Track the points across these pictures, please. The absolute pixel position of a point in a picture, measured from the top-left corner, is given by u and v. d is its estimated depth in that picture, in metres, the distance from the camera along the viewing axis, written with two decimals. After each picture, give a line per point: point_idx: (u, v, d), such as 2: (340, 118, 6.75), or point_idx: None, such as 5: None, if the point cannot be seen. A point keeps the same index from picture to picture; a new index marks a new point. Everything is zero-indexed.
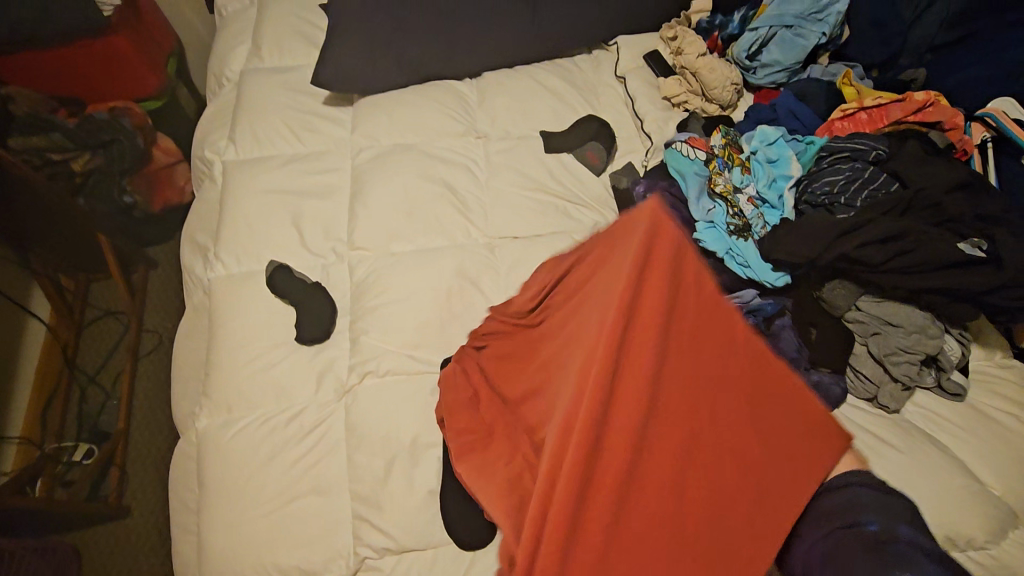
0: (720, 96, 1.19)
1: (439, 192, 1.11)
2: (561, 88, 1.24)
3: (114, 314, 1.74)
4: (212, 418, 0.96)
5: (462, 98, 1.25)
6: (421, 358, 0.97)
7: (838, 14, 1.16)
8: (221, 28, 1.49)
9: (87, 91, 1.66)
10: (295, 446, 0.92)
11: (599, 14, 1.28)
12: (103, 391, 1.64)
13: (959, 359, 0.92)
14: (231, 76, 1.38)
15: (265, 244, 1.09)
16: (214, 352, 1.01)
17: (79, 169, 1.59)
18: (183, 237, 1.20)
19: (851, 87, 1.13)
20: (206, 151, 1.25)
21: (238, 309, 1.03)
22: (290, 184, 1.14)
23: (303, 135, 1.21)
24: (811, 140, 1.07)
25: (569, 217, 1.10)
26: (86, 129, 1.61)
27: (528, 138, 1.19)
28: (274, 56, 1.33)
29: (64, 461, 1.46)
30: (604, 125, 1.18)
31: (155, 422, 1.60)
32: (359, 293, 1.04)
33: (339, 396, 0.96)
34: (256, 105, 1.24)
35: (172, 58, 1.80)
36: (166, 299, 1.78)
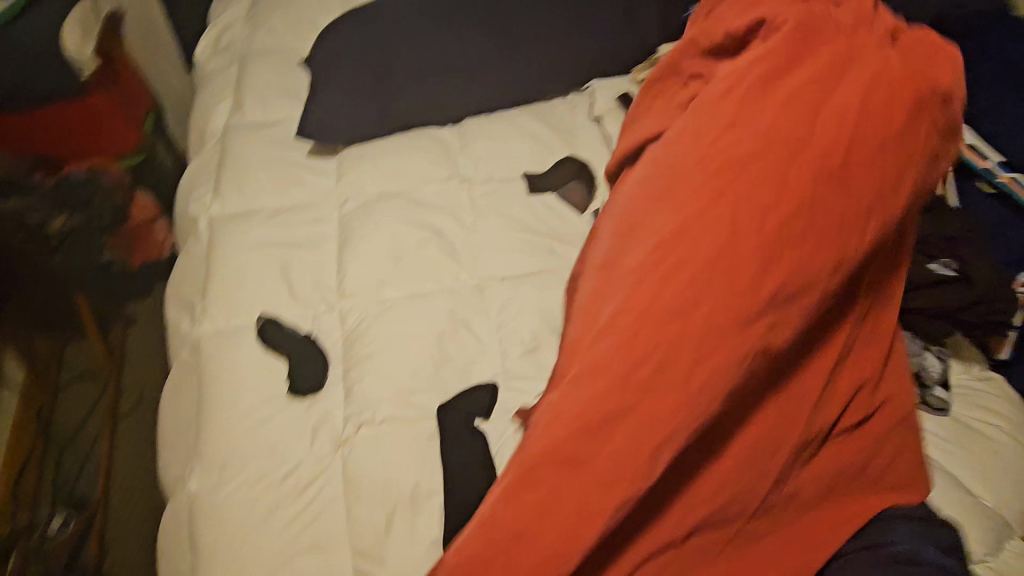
0: None
1: (427, 237, 1.13)
2: (540, 131, 1.28)
3: (92, 375, 1.70)
4: (204, 478, 0.94)
5: (444, 144, 1.28)
6: (416, 404, 0.96)
7: None
8: (202, 86, 1.52)
9: (64, 150, 1.67)
10: (291, 504, 0.89)
11: (572, 61, 1.34)
12: (81, 456, 1.58)
13: (941, 375, 0.95)
14: (214, 132, 1.39)
15: (256, 298, 1.09)
16: (205, 410, 0.99)
17: (56, 231, 1.56)
18: (169, 295, 1.19)
19: None
20: (192, 207, 1.26)
21: (228, 364, 1.02)
22: (278, 237, 1.15)
23: (289, 187, 1.22)
24: None
25: (556, 255, 1.12)
26: (64, 189, 1.59)
27: (511, 180, 1.22)
28: (258, 111, 1.36)
29: (36, 536, 1.33)
30: (583, 165, 1.22)
31: (137, 485, 1.54)
32: (351, 342, 1.03)
33: (336, 447, 0.94)
34: (242, 160, 1.26)
35: (151, 114, 1.81)
36: (147, 356, 1.74)
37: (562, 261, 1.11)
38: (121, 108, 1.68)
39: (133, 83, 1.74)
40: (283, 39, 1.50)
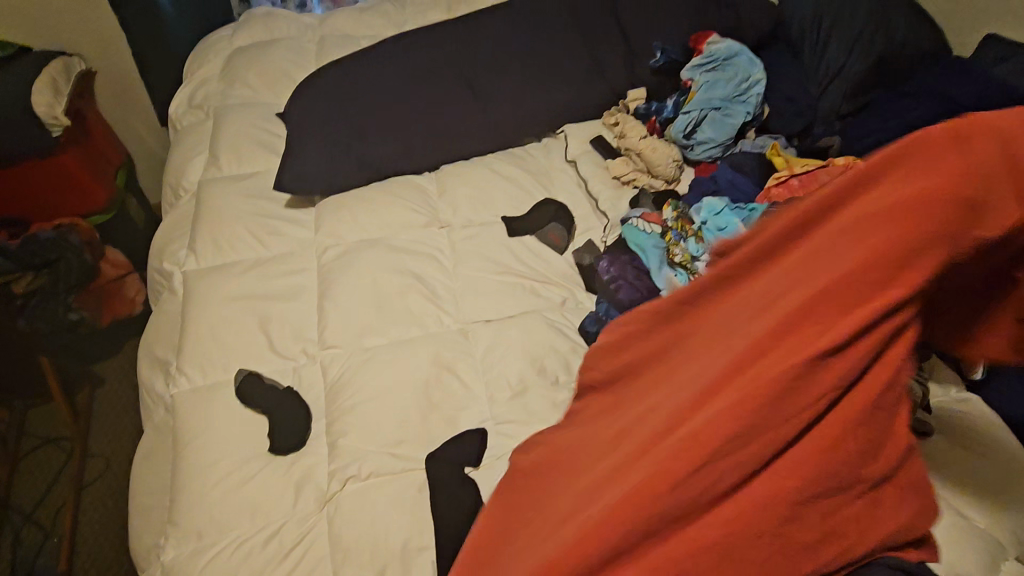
0: (665, 172, 1.26)
1: (408, 282, 1.12)
2: (517, 175, 1.30)
3: (55, 442, 1.61)
4: (180, 547, 0.89)
5: (421, 190, 1.28)
6: (404, 456, 0.93)
7: (757, 96, 1.31)
8: (177, 141, 1.52)
9: (30, 209, 1.63)
10: (275, 569, 0.85)
11: (544, 107, 1.38)
12: (42, 529, 1.48)
13: (921, 399, 0.94)
14: (188, 187, 1.38)
15: (234, 353, 1.06)
16: (179, 474, 0.95)
17: (20, 291, 1.55)
18: (141, 354, 1.15)
19: (780, 157, 1.21)
20: (166, 263, 1.24)
21: (206, 423, 0.98)
22: (256, 289, 1.13)
23: (267, 239, 1.21)
24: (754, 207, 1.11)
25: (538, 296, 1.12)
26: (30, 249, 1.56)
27: (490, 223, 1.23)
28: (234, 165, 1.36)
29: None
30: (561, 207, 1.24)
31: (104, 558, 1.44)
32: (333, 393, 1.01)
33: (321, 505, 0.90)
34: (216, 213, 1.24)
35: (122, 171, 1.80)
36: (114, 418, 1.66)
37: (544, 301, 1.12)
38: (91, 165, 1.66)
39: (103, 140, 1.73)
40: (258, 95, 1.52)
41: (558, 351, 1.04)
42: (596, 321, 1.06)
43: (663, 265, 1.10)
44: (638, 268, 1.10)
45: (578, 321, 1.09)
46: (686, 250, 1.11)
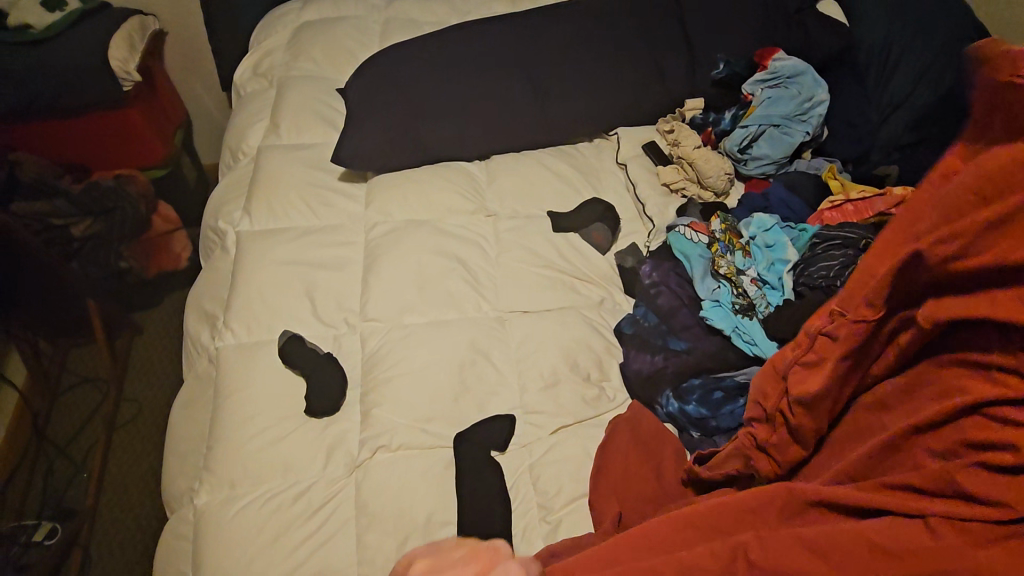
0: (715, 184, 1.27)
1: (451, 266, 1.14)
2: (566, 172, 1.31)
3: (92, 382, 1.67)
4: (213, 493, 0.92)
5: (471, 177, 1.31)
6: (434, 432, 0.96)
7: (819, 117, 1.31)
8: (239, 106, 1.57)
9: (90, 158, 1.68)
10: (301, 526, 0.88)
11: (600, 107, 1.39)
12: (73, 464, 1.54)
13: None
14: (247, 150, 1.43)
15: (279, 315, 1.09)
16: (219, 425, 0.98)
17: (78, 234, 1.60)
18: (189, 306, 1.20)
19: (835, 181, 1.22)
20: (220, 221, 1.28)
21: (247, 379, 1.02)
22: (304, 256, 1.17)
23: (319, 209, 1.25)
24: (804, 227, 1.11)
25: (578, 293, 1.14)
26: (91, 196, 1.62)
27: (536, 217, 1.24)
28: (292, 134, 1.40)
29: (20, 543, 1.31)
30: (608, 208, 1.25)
31: (130, 499, 1.51)
32: (370, 365, 1.03)
33: (350, 470, 0.93)
34: (272, 179, 1.28)
35: (181, 131, 1.86)
36: (150, 367, 1.72)
37: (583, 299, 1.13)
38: (153, 121, 1.72)
39: (168, 99, 1.79)
40: (320, 69, 1.56)
41: (592, 349, 1.05)
42: (633, 323, 1.07)
43: (706, 274, 1.09)
44: (680, 276, 1.11)
45: (614, 322, 1.10)
46: (731, 262, 1.09)
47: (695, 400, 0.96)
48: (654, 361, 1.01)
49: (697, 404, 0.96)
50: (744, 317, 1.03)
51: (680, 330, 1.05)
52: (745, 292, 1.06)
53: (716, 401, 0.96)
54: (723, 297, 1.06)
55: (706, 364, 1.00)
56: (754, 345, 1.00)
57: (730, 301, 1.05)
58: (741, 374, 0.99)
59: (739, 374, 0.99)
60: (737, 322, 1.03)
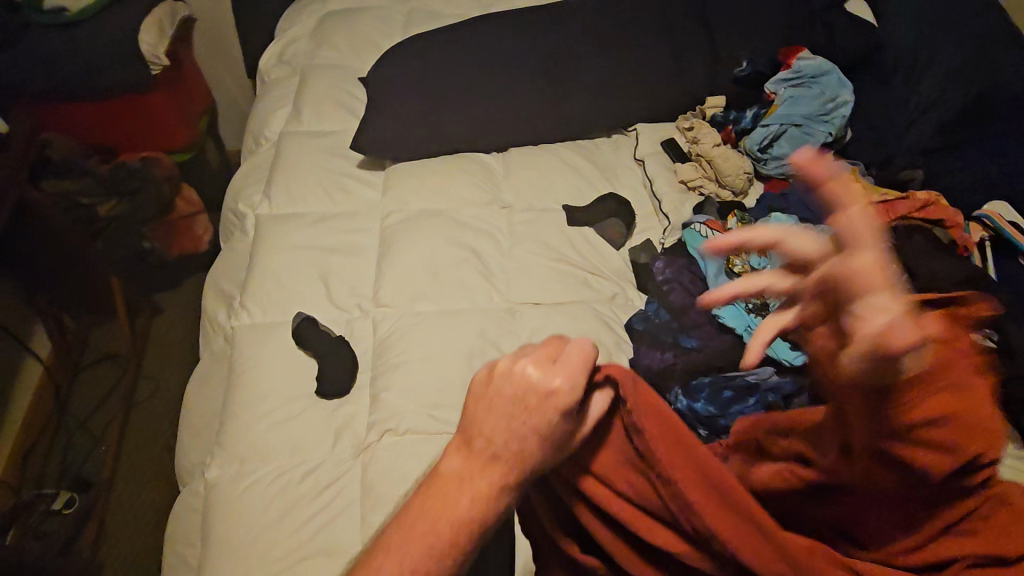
0: (733, 183, 1.26)
1: (465, 256, 1.15)
2: (583, 166, 1.31)
3: (112, 359, 1.71)
4: (223, 469, 0.94)
5: (488, 169, 1.31)
6: (441, 418, 0.96)
7: (842, 118, 1.29)
8: (263, 93, 1.59)
9: (117, 140, 1.72)
10: (308, 504, 0.89)
11: (620, 103, 1.38)
12: (91, 437, 1.58)
13: None
14: (269, 136, 1.45)
15: (293, 298, 1.11)
16: (232, 402, 1.00)
17: (103, 214, 1.65)
18: (207, 286, 1.22)
19: (857, 183, 1.19)
20: (241, 205, 1.30)
21: (260, 359, 1.04)
22: (321, 241, 1.18)
23: (337, 195, 1.26)
24: (821, 230, 1.10)
25: (590, 287, 1.13)
26: (117, 175, 1.66)
27: (551, 210, 1.24)
28: (313, 121, 1.41)
29: (39, 511, 1.35)
30: (624, 204, 1.24)
31: (144, 474, 1.55)
32: (381, 350, 1.05)
33: (357, 452, 0.94)
34: (292, 164, 1.30)
35: (206, 116, 1.90)
36: (168, 346, 1.76)
37: (595, 293, 1.12)
38: (179, 105, 1.75)
39: (195, 84, 1.82)
40: (343, 58, 1.57)
41: (603, 343, 1.04)
42: (644, 320, 1.06)
43: (720, 272, 1.08)
44: (694, 273, 1.10)
45: (625, 318, 1.10)
46: (746, 262, 1.09)
47: (704, 398, 0.95)
48: (664, 358, 1.00)
49: (706, 402, 0.95)
50: (757, 317, 1.03)
51: (690, 328, 1.04)
52: None
53: (725, 400, 0.95)
54: None
55: (716, 363, 1.00)
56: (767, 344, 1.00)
57: (743, 301, 1.05)
58: (751, 375, 0.98)
59: (748, 374, 0.97)
60: (749, 321, 1.02)
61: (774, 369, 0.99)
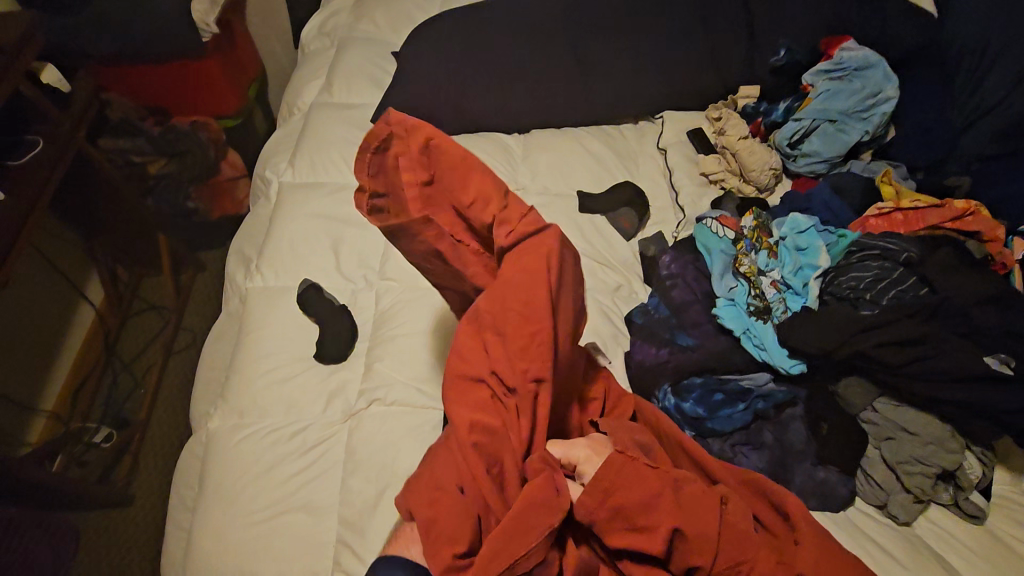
0: (758, 179, 1.21)
1: None
2: (602, 152, 1.28)
3: (157, 309, 1.82)
4: (224, 420, 1.00)
5: (507, 150, 1.30)
6: (428, 393, 0.98)
7: (882, 115, 1.20)
8: (301, 63, 1.62)
9: (172, 103, 1.80)
10: (293, 460, 0.94)
11: (651, 89, 1.33)
12: (133, 380, 1.70)
13: (980, 480, 0.83)
14: (302, 107, 1.50)
15: (304, 265, 1.15)
16: (238, 359, 1.06)
17: (153, 173, 1.72)
18: (231, 247, 1.29)
19: (890, 187, 1.12)
20: (267, 171, 1.35)
21: (269, 321, 1.09)
22: (334, 211, 1.21)
23: (356, 167, 1.29)
24: (843, 233, 1.04)
25: (595, 276, 1.10)
26: (168, 138, 1.73)
27: (565, 195, 1.22)
28: (343, 93, 1.44)
29: (84, 442, 1.49)
30: (638, 193, 1.21)
31: (175, 418, 1.65)
32: (380, 322, 1.07)
33: (344, 417, 0.98)
34: (318, 134, 1.34)
35: (255, 84, 1.96)
36: (208, 301, 1.87)
37: (598, 283, 1.09)
38: (229, 73, 1.81)
39: (245, 52, 1.88)
40: (379, 32, 1.59)
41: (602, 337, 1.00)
42: (644, 313, 1.03)
43: (726, 271, 1.04)
44: (699, 270, 1.06)
45: (626, 310, 1.07)
46: (753, 262, 1.05)
47: (693, 398, 0.92)
48: (658, 354, 0.97)
49: (694, 402, 0.92)
50: (757, 320, 0.98)
51: (690, 326, 1.00)
52: (762, 294, 1.01)
53: (715, 402, 0.91)
54: (739, 297, 1.01)
55: (711, 365, 0.96)
56: (763, 349, 0.95)
57: (745, 302, 1.00)
58: (745, 380, 0.94)
59: (742, 378, 0.94)
60: (749, 325, 0.98)
61: (770, 377, 0.94)
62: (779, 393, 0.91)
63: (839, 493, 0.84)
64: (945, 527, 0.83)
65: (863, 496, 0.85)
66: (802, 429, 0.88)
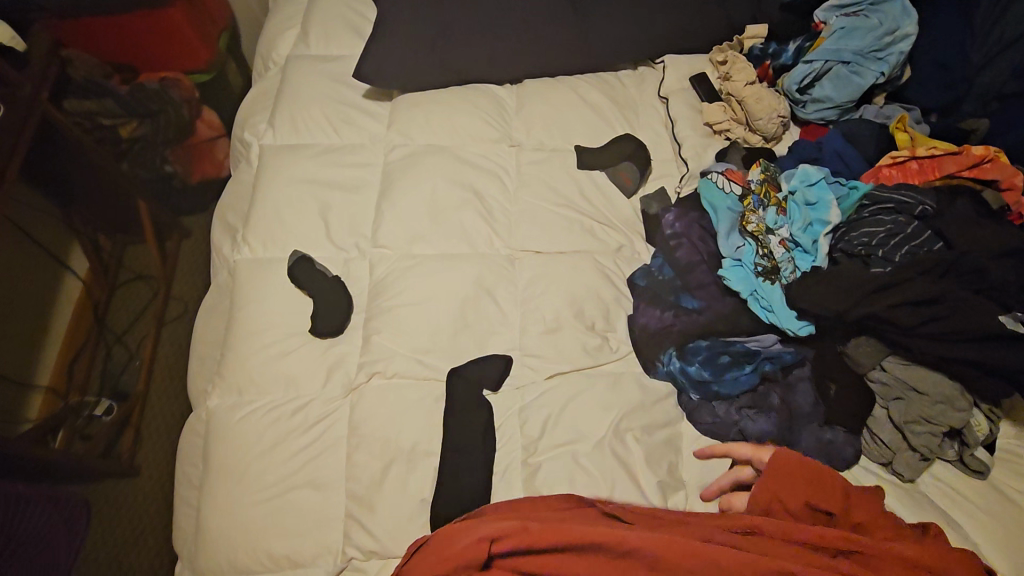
0: (765, 127, 1.15)
1: (466, 199, 1.09)
2: (601, 102, 1.21)
3: (146, 278, 1.77)
4: (224, 397, 0.99)
5: (500, 103, 1.22)
6: (429, 363, 0.96)
7: (900, 54, 1.12)
8: (274, 10, 1.50)
9: (138, 58, 1.68)
10: (296, 438, 0.93)
11: (651, 30, 1.24)
12: (128, 350, 1.67)
13: (987, 436, 0.84)
14: (278, 61, 1.39)
15: (293, 235, 1.10)
16: (232, 335, 1.03)
17: (125, 135, 1.62)
18: (214, 216, 1.23)
19: (904, 133, 1.07)
20: (246, 133, 1.28)
21: (260, 294, 1.05)
22: (321, 175, 1.15)
23: (341, 128, 1.21)
24: (854, 185, 1.00)
25: (595, 238, 1.06)
26: (137, 97, 1.62)
27: (563, 150, 1.16)
28: (320, 45, 1.34)
29: (84, 415, 1.48)
30: (640, 147, 1.15)
31: (173, 390, 1.64)
32: (375, 292, 1.03)
33: (346, 392, 0.96)
34: (298, 91, 1.25)
35: (225, 33, 1.81)
36: (196, 267, 1.81)
37: (600, 244, 1.05)
38: (197, 23, 1.68)
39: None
40: None
41: (568, 387, 0.92)
42: (647, 275, 1.01)
43: (732, 230, 1.01)
44: (705, 229, 1.03)
45: (629, 272, 1.04)
46: (761, 219, 1.01)
47: (699, 361, 0.92)
48: (663, 318, 0.96)
49: (701, 365, 0.92)
50: (764, 281, 0.96)
51: (695, 288, 0.98)
52: (770, 254, 0.98)
53: (721, 364, 0.91)
54: (746, 257, 0.98)
55: (718, 327, 0.95)
56: (771, 311, 0.93)
57: (752, 262, 0.97)
58: (752, 341, 0.93)
59: (749, 340, 0.93)
60: (756, 286, 0.95)
61: (777, 338, 0.93)
62: (784, 354, 0.91)
63: (844, 453, 0.85)
64: (951, 483, 0.84)
65: (867, 453, 0.86)
66: (809, 390, 0.89)
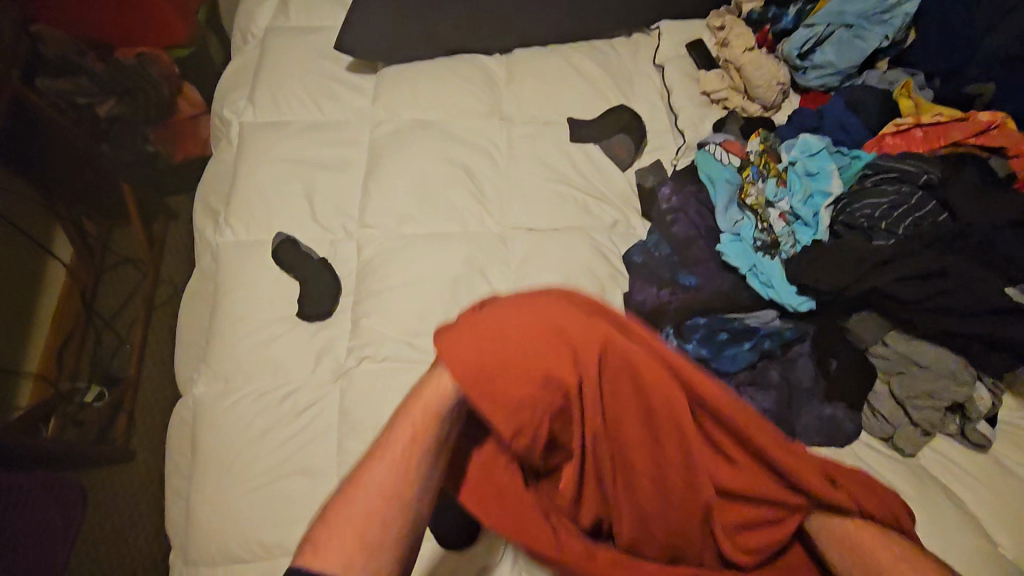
0: (764, 95, 1.11)
1: (456, 176, 1.05)
2: (594, 72, 1.17)
3: (133, 262, 1.73)
4: (211, 385, 0.96)
5: (489, 75, 1.17)
6: (421, 346, 0.94)
7: (904, 17, 1.08)
8: None
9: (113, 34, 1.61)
10: (285, 425, 0.91)
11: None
12: (118, 336, 1.64)
13: (989, 410, 0.82)
14: (257, 33, 1.33)
15: (277, 215, 1.06)
16: (216, 321, 1.00)
17: (103, 115, 1.57)
18: (195, 198, 1.19)
19: (909, 100, 1.04)
20: (226, 110, 1.23)
21: (245, 278, 1.02)
22: (306, 154, 1.11)
23: (324, 104, 1.16)
24: (856, 155, 0.99)
25: (589, 213, 1.03)
26: (113, 74, 1.56)
27: (555, 123, 1.12)
28: (302, 16, 1.28)
29: (76, 402, 1.46)
30: (634, 117, 1.12)
31: (164, 375, 1.60)
32: (364, 273, 1.00)
33: (336, 377, 0.94)
34: (279, 65, 1.20)
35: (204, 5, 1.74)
36: (184, 250, 1.77)
37: (594, 219, 1.02)
38: None
39: None
40: None
41: None
42: (643, 251, 0.97)
43: (731, 203, 0.98)
44: (703, 203, 1.01)
45: (624, 247, 1.01)
46: (760, 192, 0.98)
47: (696, 339, 0.89)
48: (659, 295, 0.93)
49: (698, 344, 0.88)
50: (763, 255, 0.93)
51: (692, 264, 0.96)
52: (770, 228, 0.96)
53: (720, 342, 0.88)
54: (745, 231, 0.96)
55: (715, 304, 0.93)
56: (770, 286, 0.91)
57: (751, 237, 0.95)
58: (752, 318, 0.92)
59: (748, 317, 0.91)
60: (755, 261, 0.93)
61: (777, 313, 0.92)
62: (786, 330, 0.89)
63: (844, 429, 0.83)
64: (952, 457, 0.82)
65: (868, 429, 0.84)
66: (810, 366, 0.87)
